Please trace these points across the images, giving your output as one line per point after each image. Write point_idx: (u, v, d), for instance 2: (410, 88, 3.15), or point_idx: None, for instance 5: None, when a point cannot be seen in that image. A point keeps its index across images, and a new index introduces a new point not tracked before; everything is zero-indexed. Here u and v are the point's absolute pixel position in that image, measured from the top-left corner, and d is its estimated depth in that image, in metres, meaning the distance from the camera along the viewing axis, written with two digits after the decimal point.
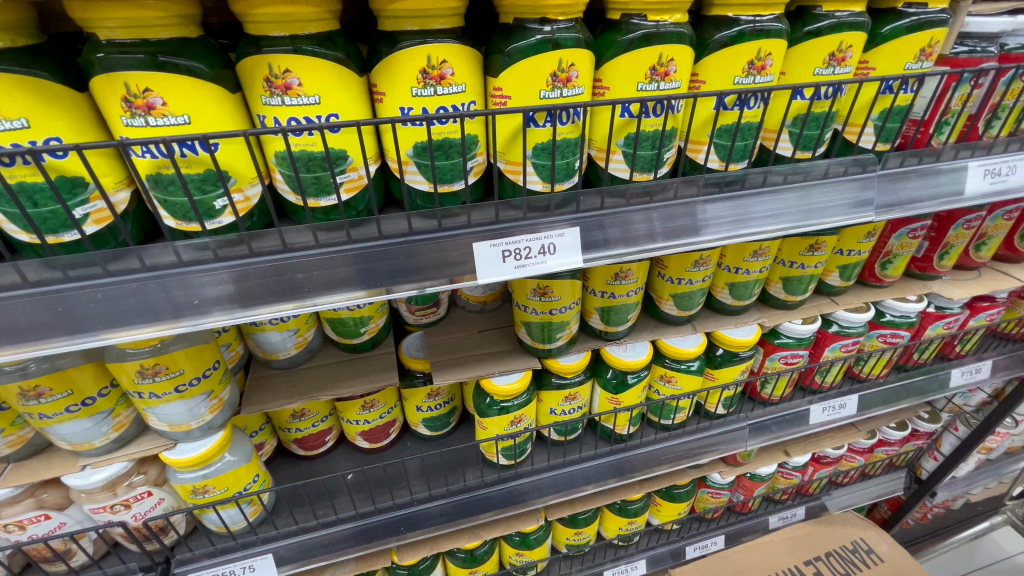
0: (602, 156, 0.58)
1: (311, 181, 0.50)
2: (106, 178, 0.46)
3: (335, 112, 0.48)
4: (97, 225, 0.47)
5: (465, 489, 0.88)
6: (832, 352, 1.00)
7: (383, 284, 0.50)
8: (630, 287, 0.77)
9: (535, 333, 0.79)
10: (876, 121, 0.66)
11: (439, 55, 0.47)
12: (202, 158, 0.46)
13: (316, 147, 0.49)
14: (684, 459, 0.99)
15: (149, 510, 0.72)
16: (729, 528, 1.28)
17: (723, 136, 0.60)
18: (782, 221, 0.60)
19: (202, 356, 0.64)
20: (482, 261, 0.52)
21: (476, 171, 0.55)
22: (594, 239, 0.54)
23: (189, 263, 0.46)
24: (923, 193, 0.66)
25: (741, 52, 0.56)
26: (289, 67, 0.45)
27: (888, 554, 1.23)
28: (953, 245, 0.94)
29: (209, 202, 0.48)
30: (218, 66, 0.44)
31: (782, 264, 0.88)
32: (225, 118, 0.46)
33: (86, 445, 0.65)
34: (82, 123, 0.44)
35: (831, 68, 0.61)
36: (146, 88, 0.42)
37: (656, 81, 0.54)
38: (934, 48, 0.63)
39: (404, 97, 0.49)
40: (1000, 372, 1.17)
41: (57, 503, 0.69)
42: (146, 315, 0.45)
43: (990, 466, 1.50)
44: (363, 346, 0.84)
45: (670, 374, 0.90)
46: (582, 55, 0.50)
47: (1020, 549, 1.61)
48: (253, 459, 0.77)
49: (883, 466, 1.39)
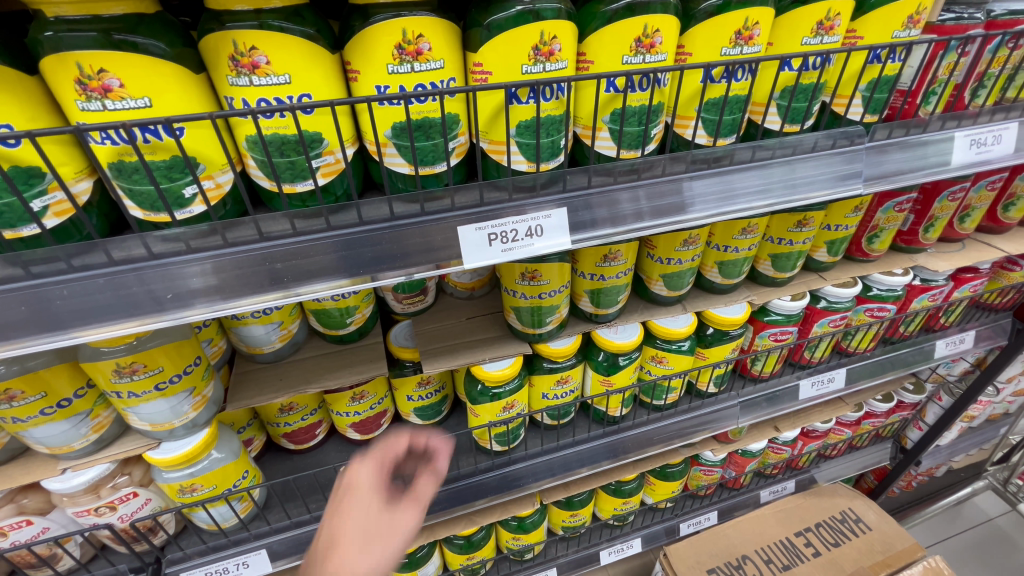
0: (587, 133, 0.57)
1: (285, 166, 0.48)
2: (64, 167, 0.43)
3: (307, 92, 0.45)
4: (58, 218, 0.44)
5: (458, 477, 0.88)
6: (821, 328, 1.00)
7: (368, 271, 0.48)
8: (619, 269, 0.76)
9: (525, 318, 0.78)
10: (864, 91, 0.65)
11: (415, 29, 0.45)
12: (167, 144, 0.43)
13: (289, 130, 0.46)
14: (676, 438, 1.00)
15: (136, 511, 0.71)
16: (721, 504, 1.32)
17: (711, 110, 0.59)
18: (769, 196, 0.59)
19: (182, 353, 0.62)
20: (467, 245, 0.50)
21: (458, 152, 0.53)
22: (582, 220, 0.53)
23: (161, 255, 0.44)
24: (908, 164, 0.65)
25: (728, 22, 0.54)
26: (255, 45, 0.42)
27: (876, 522, 1.23)
28: (938, 218, 0.95)
29: (177, 189, 0.45)
30: (179, 44, 0.42)
31: (770, 241, 0.88)
32: (189, 100, 0.43)
33: (65, 448, 0.63)
34: (33, 108, 0.42)
35: (819, 37, 0.60)
36: (101, 68, 0.39)
37: (642, 54, 0.52)
38: (922, 15, 0.62)
39: (379, 74, 0.47)
40: (983, 342, 1.19)
41: (39, 508, 0.67)
42: (120, 310, 0.43)
43: (973, 433, 1.54)
44: (350, 337, 0.82)
45: (661, 355, 0.90)
46: (564, 27, 0.48)
47: (1001, 512, 1.68)
48: (242, 455, 0.75)
49: (869, 437, 1.43)
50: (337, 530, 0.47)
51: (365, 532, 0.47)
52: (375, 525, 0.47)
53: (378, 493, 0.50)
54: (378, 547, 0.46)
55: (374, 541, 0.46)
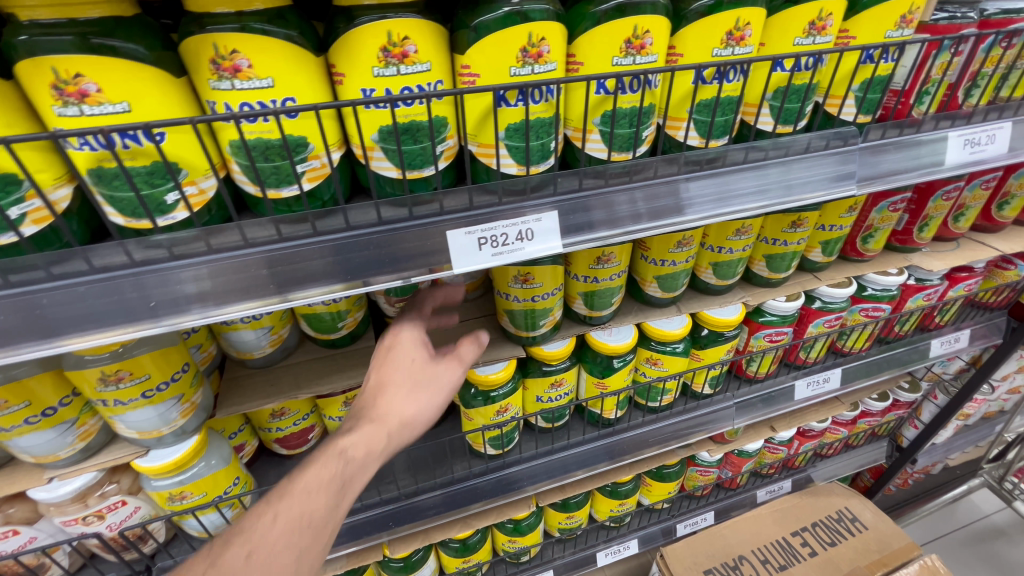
0: (578, 136, 0.56)
1: (270, 171, 0.47)
2: (42, 174, 0.42)
3: (291, 95, 0.45)
4: (36, 225, 0.43)
5: (453, 481, 0.88)
6: (816, 328, 1.00)
7: (359, 276, 0.47)
8: (613, 271, 0.75)
9: (518, 320, 0.77)
10: (856, 92, 0.65)
11: (400, 31, 0.44)
12: (147, 150, 0.42)
13: (273, 135, 0.45)
14: (673, 440, 1.00)
15: (126, 519, 0.70)
16: (717, 504, 1.32)
17: (702, 111, 0.58)
18: (764, 197, 0.58)
19: (170, 359, 0.61)
20: (457, 249, 0.49)
21: (447, 155, 0.52)
22: (574, 223, 0.53)
23: (143, 262, 0.43)
24: (903, 164, 0.65)
25: (719, 22, 0.53)
26: (236, 48, 0.41)
27: (872, 521, 1.23)
28: (933, 218, 0.94)
29: (159, 196, 0.44)
30: (158, 47, 0.41)
31: (765, 242, 0.87)
32: (170, 105, 0.43)
33: (51, 457, 0.62)
34: (8, 114, 0.41)
35: (811, 37, 0.59)
36: (77, 73, 0.38)
37: (632, 55, 0.51)
38: (914, 15, 0.61)
39: (365, 78, 0.46)
40: (978, 340, 1.19)
41: (25, 517, 0.66)
42: (100, 320, 0.42)
43: (968, 431, 1.54)
44: (342, 341, 0.81)
45: (656, 357, 0.90)
46: (553, 28, 0.47)
47: (997, 508, 1.68)
48: (233, 462, 0.74)
49: (865, 436, 1.44)
50: (385, 375, 0.55)
51: (415, 372, 0.56)
52: (420, 374, 0.56)
53: (422, 349, 0.59)
54: (427, 392, 0.56)
55: (419, 386, 0.56)
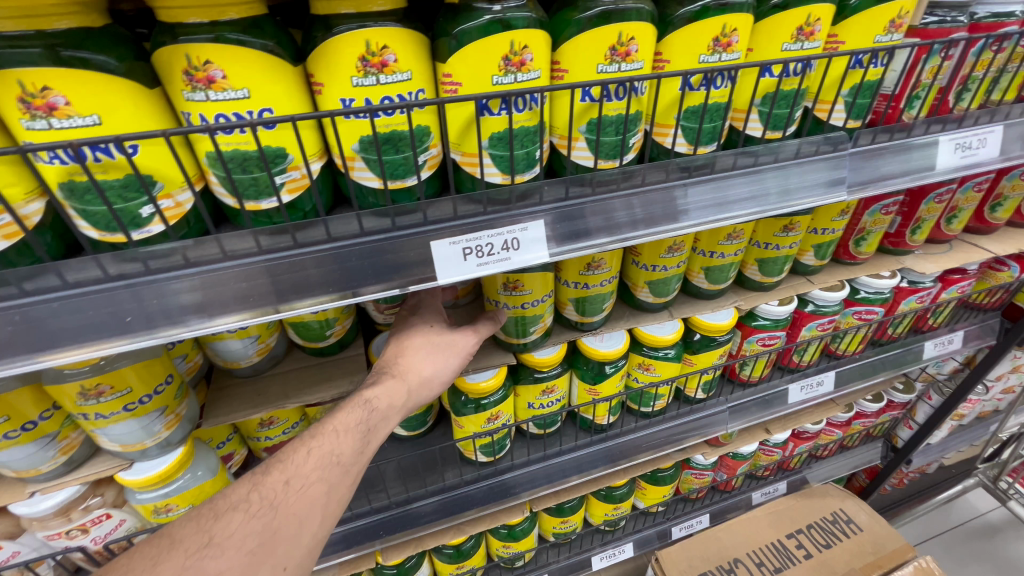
0: (564, 143, 0.55)
1: (248, 183, 0.46)
2: (12, 189, 0.41)
3: (268, 106, 0.44)
4: (7, 241, 0.42)
5: (444, 489, 0.87)
6: (809, 332, 1.00)
7: (350, 286, 0.47)
8: (603, 277, 0.75)
9: (509, 327, 0.76)
10: (846, 96, 0.64)
11: (379, 40, 0.43)
12: (120, 163, 0.41)
13: (250, 146, 0.44)
14: (666, 444, 0.99)
15: (110, 533, 0.69)
16: (712, 507, 1.32)
17: (690, 118, 0.57)
18: (761, 203, 0.58)
19: (153, 371, 0.60)
20: (440, 260, 0.49)
21: (430, 165, 0.51)
22: (560, 232, 0.52)
23: (117, 277, 0.42)
24: (894, 169, 0.64)
25: (706, 28, 0.53)
26: (209, 59, 0.40)
27: (867, 523, 1.23)
28: (925, 220, 0.94)
29: (133, 210, 0.43)
30: (129, 58, 0.40)
31: (757, 246, 0.87)
32: (144, 118, 0.42)
33: (32, 471, 0.61)
34: None
35: (799, 43, 0.58)
36: (44, 85, 0.37)
37: (617, 62, 0.51)
38: (904, 19, 0.61)
39: (344, 87, 0.45)
40: (972, 342, 1.19)
41: (7, 532, 0.66)
42: (72, 336, 0.41)
43: (963, 431, 1.54)
44: (331, 349, 0.80)
45: (648, 362, 0.89)
46: (536, 36, 0.46)
47: (992, 507, 1.69)
48: (220, 472, 0.74)
49: (860, 437, 1.44)
50: (408, 339, 0.66)
51: (429, 341, 0.66)
52: (440, 338, 0.67)
53: (439, 318, 0.70)
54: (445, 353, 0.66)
55: (438, 349, 0.66)
